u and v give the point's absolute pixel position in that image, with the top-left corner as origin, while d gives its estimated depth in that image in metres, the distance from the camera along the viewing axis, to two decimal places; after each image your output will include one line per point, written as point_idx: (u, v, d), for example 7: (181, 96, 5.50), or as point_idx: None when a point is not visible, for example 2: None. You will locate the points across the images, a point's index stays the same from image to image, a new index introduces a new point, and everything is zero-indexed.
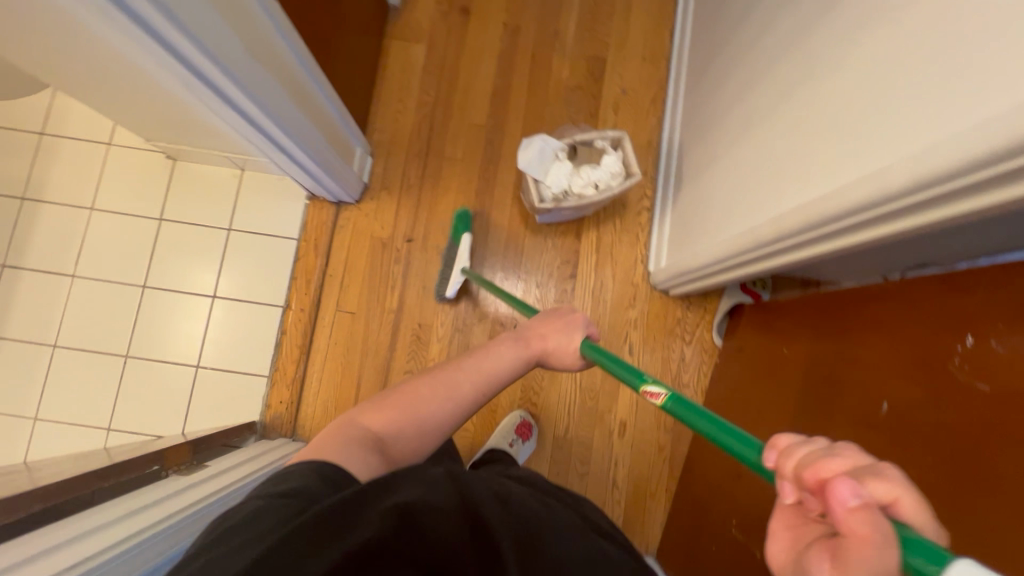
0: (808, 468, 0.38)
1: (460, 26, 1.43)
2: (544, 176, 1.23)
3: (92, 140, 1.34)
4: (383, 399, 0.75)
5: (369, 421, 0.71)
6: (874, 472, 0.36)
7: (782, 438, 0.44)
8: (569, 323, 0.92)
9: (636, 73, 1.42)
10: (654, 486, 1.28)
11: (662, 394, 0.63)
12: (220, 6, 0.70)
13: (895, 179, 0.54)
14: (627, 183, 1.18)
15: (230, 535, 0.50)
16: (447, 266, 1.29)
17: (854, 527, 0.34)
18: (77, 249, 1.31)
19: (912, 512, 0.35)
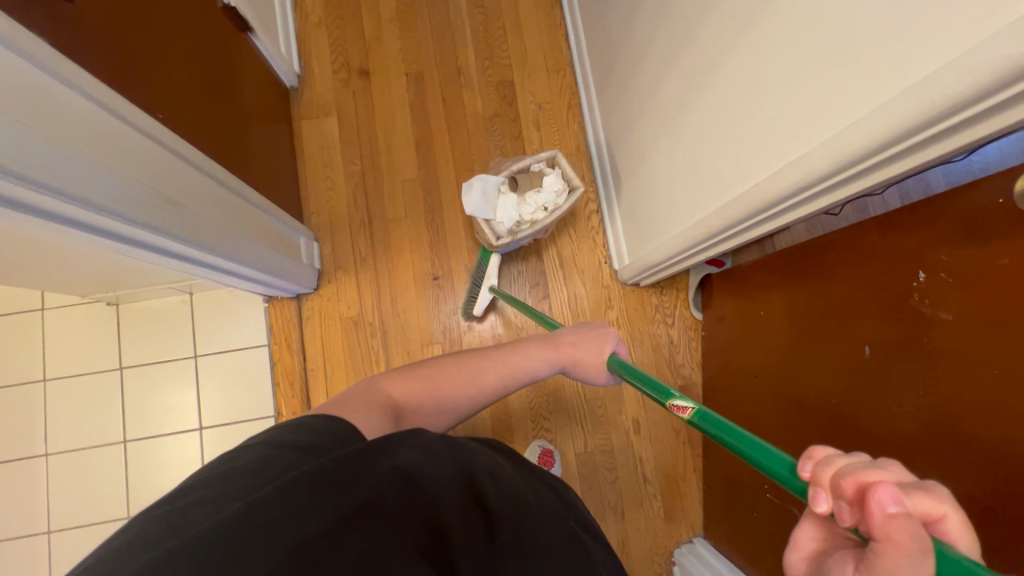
0: (850, 477, 0.38)
1: (363, 89, 1.43)
2: (495, 215, 1.25)
3: (23, 310, 1.27)
4: (412, 371, 0.81)
5: (393, 388, 0.77)
6: (921, 489, 0.37)
7: (818, 449, 0.43)
8: (601, 334, 0.94)
9: (545, 86, 1.45)
10: (683, 469, 1.32)
11: (688, 407, 0.63)
12: (139, 174, 0.67)
13: (819, 163, 0.58)
14: (573, 197, 1.21)
15: (237, 467, 0.49)
16: (475, 285, 1.31)
17: (892, 533, 0.34)
18: (42, 427, 1.24)
19: (958, 532, 0.37)
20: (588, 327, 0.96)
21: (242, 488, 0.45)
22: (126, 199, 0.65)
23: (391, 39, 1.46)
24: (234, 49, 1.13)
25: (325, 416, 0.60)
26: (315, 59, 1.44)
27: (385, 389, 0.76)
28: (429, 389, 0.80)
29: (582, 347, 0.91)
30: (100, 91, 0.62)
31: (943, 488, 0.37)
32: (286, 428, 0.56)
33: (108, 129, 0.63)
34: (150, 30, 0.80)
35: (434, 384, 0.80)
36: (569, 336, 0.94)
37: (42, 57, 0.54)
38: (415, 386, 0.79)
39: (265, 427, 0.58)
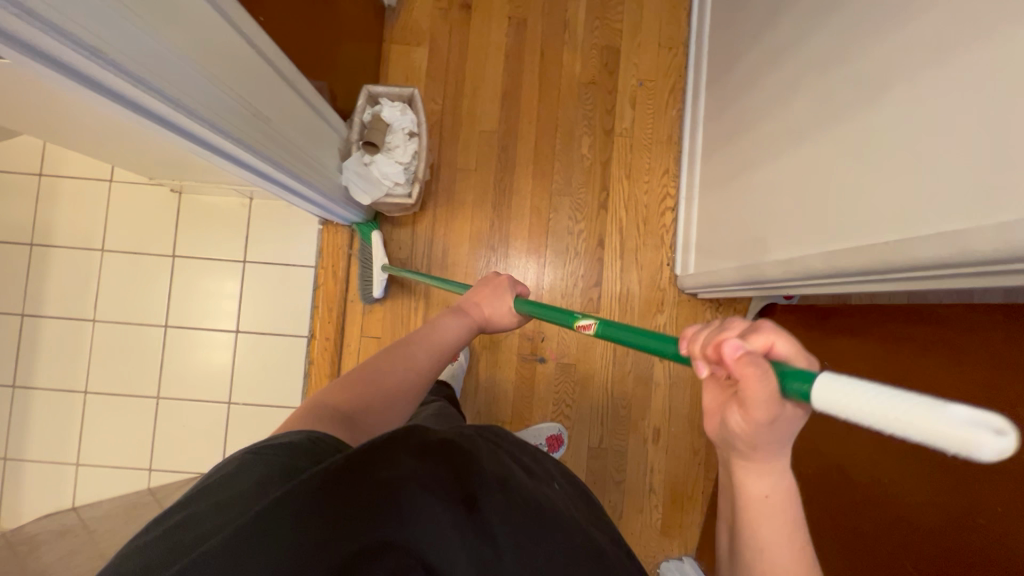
0: (709, 343, 0.45)
1: (461, 23, 1.34)
2: (381, 178, 1.09)
3: (93, 177, 1.28)
4: (346, 381, 0.68)
5: (335, 400, 0.64)
6: (752, 328, 0.45)
7: (690, 328, 0.49)
8: (498, 285, 0.87)
9: (652, 62, 1.34)
10: (691, 489, 1.30)
11: (591, 324, 0.66)
12: (213, 71, 0.63)
13: (973, 245, 0.49)
14: (420, 102, 1.08)
15: (213, 496, 0.45)
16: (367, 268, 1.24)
17: (742, 368, 0.41)
18: (93, 294, 1.28)
19: (792, 353, 0.43)
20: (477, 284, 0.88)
21: (220, 524, 0.42)
22: (192, 91, 0.61)
23: None
24: None
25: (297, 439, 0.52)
26: None
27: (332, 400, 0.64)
28: (384, 392, 0.69)
29: (481, 301, 0.86)
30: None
31: (769, 321, 0.45)
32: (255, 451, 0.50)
33: (203, 21, 0.58)
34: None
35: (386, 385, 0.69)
36: (469, 296, 0.87)
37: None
38: (362, 392, 0.67)
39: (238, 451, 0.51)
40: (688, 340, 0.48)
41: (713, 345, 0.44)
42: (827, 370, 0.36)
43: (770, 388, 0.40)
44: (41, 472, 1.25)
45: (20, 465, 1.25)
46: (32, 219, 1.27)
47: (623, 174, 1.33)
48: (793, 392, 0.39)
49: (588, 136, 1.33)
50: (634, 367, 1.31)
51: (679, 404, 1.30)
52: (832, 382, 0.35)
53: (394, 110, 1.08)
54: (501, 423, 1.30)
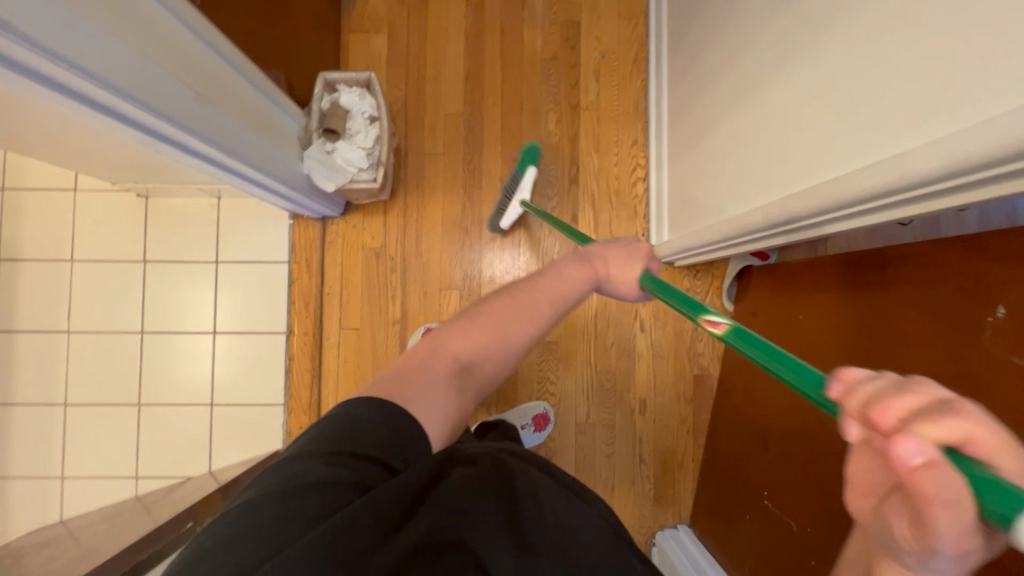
0: (878, 408, 0.33)
1: (419, 8, 1.33)
2: (345, 165, 1.07)
3: (57, 187, 1.26)
4: (470, 320, 0.61)
5: (455, 348, 0.57)
6: (949, 409, 0.31)
7: (848, 370, 0.38)
8: (633, 251, 0.78)
9: (613, 33, 1.33)
10: (681, 457, 1.30)
11: (722, 323, 0.57)
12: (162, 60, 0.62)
13: (915, 166, 0.49)
14: (378, 86, 1.07)
15: (285, 493, 0.41)
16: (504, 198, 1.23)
17: (921, 483, 0.30)
18: (66, 305, 1.27)
19: (998, 455, 0.30)
20: (613, 243, 0.80)
21: (295, 523, 0.40)
22: (133, 82, 0.58)
23: None
24: None
25: (386, 404, 0.47)
26: None
27: (453, 353, 0.56)
28: (500, 345, 0.60)
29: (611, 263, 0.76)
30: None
31: (975, 404, 0.31)
32: (334, 428, 0.46)
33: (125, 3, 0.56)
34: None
35: (503, 339, 0.60)
36: (600, 251, 0.78)
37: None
38: (477, 340, 0.59)
39: (316, 422, 0.48)
40: (845, 386, 0.37)
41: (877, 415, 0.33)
42: None
43: (960, 520, 0.29)
44: (26, 487, 1.23)
45: (4, 482, 1.23)
46: None
47: (592, 148, 1.32)
48: (1005, 523, 0.28)
49: (554, 112, 1.32)
50: (617, 340, 1.30)
51: (663, 374, 1.30)
52: None
53: (352, 96, 1.08)
54: (487, 405, 1.30)
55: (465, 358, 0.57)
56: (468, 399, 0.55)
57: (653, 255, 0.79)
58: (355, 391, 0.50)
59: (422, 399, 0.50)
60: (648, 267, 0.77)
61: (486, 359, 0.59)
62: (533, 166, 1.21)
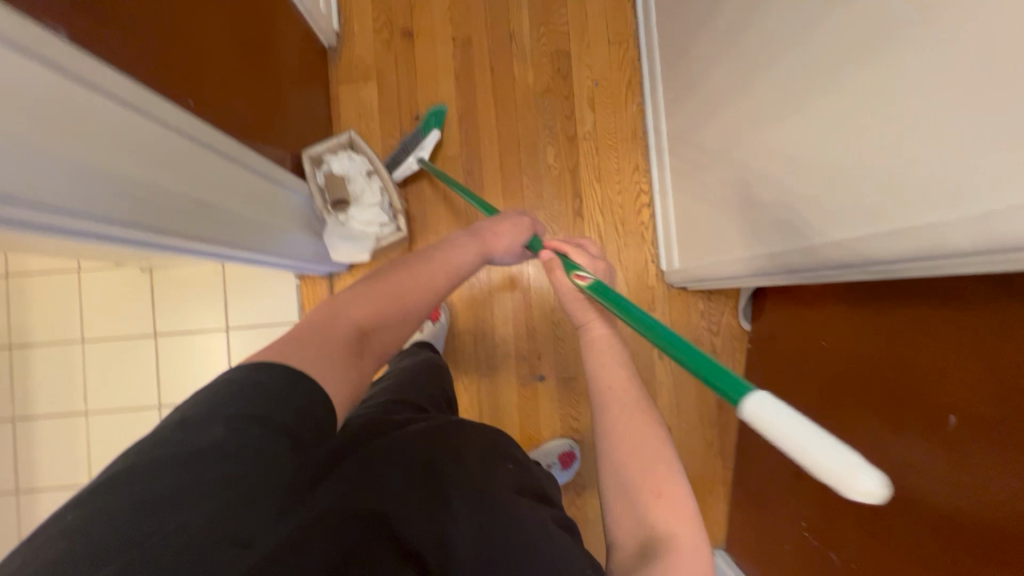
0: None
1: (406, 52, 1.31)
2: (366, 229, 1.07)
3: (61, 269, 1.26)
4: (365, 287, 0.62)
5: (354, 314, 0.59)
6: None
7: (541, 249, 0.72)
8: (517, 223, 0.88)
9: (604, 60, 1.31)
10: (711, 481, 1.29)
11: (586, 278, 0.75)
12: (148, 171, 0.59)
13: (956, 238, 0.47)
14: (363, 141, 1.04)
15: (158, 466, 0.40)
16: (403, 150, 1.23)
17: None
18: (81, 386, 1.26)
19: None
20: (511, 219, 0.87)
21: (167, 494, 0.39)
22: (129, 210, 0.57)
23: None
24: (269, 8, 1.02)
25: (280, 368, 0.48)
26: (355, 15, 1.31)
27: (352, 318, 0.58)
28: (401, 310, 0.63)
29: (500, 231, 0.85)
30: (123, 75, 0.57)
31: None
32: (218, 402, 0.45)
33: (134, 122, 0.57)
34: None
35: (404, 304, 0.63)
36: (488, 226, 0.84)
37: (12, 28, 0.43)
38: (377, 304, 0.61)
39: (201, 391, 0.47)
40: None
41: None
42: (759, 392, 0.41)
43: None
44: None
45: None
46: (7, 322, 1.26)
47: (594, 178, 1.31)
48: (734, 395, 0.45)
49: (552, 146, 1.31)
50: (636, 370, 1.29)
51: (686, 400, 1.29)
52: (762, 410, 0.40)
53: (343, 160, 1.06)
54: None
55: (365, 326, 0.59)
56: (370, 364, 0.58)
57: (532, 226, 0.91)
58: (256, 356, 0.51)
59: (317, 363, 0.51)
60: (531, 235, 0.89)
61: (384, 324, 0.61)
62: (436, 127, 1.23)
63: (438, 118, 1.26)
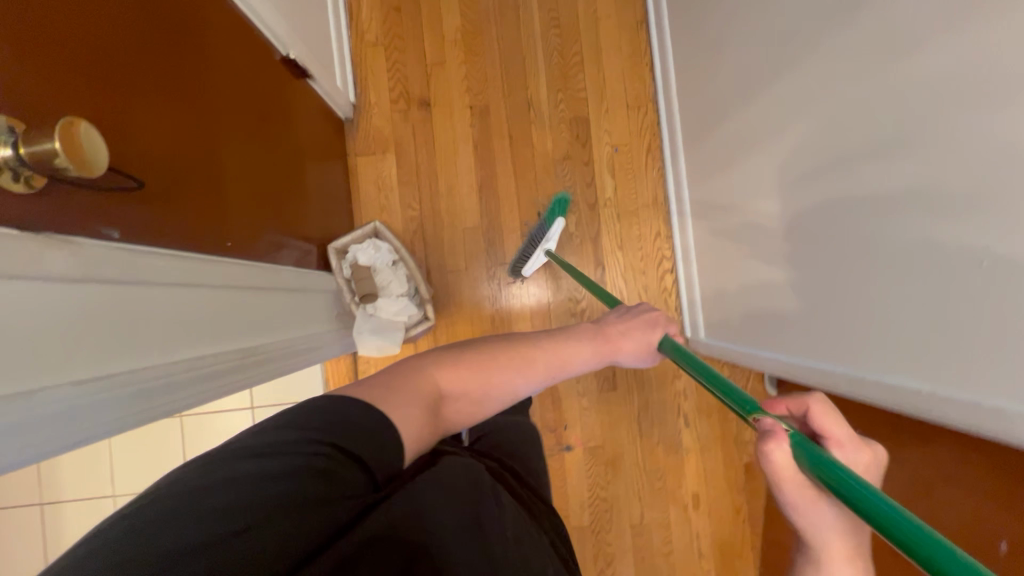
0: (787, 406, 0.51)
1: (424, 122, 1.30)
2: (395, 318, 1.08)
3: None
4: (462, 356, 0.62)
5: (443, 375, 0.58)
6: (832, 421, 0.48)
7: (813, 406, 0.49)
8: (648, 319, 0.79)
9: (624, 125, 1.31)
10: (740, 547, 1.29)
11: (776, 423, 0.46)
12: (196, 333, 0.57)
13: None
14: (387, 228, 1.05)
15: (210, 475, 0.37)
16: (530, 245, 1.21)
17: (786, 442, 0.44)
18: (106, 470, 1.25)
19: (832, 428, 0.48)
20: (633, 317, 0.79)
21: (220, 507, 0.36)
22: (196, 402, 0.55)
23: (455, 63, 1.30)
24: (293, 101, 1.01)
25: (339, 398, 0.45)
26: (372, 85, 1.30)
27: (431, 375, 0.57)
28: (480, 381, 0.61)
29: (628, 334, 0.77)
30: (168, 252, 0.55)
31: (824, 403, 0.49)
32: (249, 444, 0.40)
33: (185, 309, 0.56)
34: (209, 125, 0.70)
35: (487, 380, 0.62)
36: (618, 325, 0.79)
37: (75, 270, 0.42)
38: (465, 377, 0.60)
39: (265, 419, 0.43)
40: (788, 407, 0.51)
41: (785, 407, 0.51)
42: None
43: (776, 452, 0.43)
44: None
45: None
46: None
47: (616, 246, 1.30)
48: None
49: (573, 213, 1.30)
50: (662, 437, 1.29)
51: (714, 466, 1.29)
52: None
53: (368, 251, 1.06)
54: None
55: (444, 381, 0.57)
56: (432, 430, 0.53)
57: (667, 323, 0.80)
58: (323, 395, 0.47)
59: (401, 404, 0.49)
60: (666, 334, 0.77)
61: (463, 395, 0.59)
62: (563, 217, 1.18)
63: (561, 205, 1.20)
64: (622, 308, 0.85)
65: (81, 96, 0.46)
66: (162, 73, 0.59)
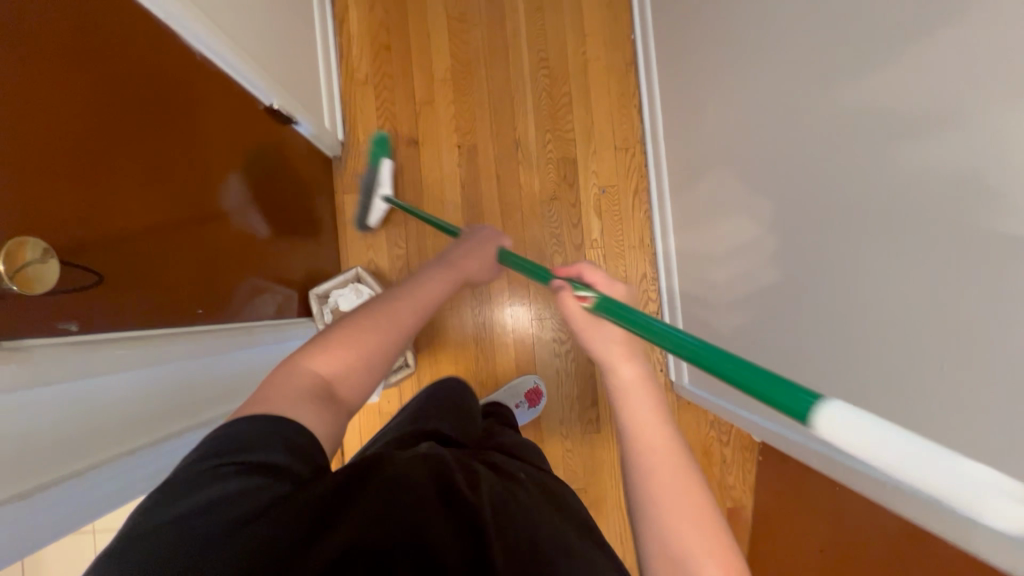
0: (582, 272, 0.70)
1: (411, 161, 1.30)
2: None
3: None
4: (328, 338, 0.60)
5: (316, 363, 0.57)
6: (594, 270, 0.69)
7: (590, 271, 0.69)
8: (479, 236, 0.90)
9: (611, 166, 1.31)
10: None
11: (589, 297, 0.64)
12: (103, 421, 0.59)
13: None
14: (365, 274, 1.07)
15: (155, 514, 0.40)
16: (367, 194, 1.19)
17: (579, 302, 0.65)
18: None
19: (595, 275, 0.68)
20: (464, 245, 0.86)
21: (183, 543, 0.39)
22: (120, 494, 0.60)
23: (443, 103, 1.31)
24: (280, 148, 1.02)
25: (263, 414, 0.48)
26: (360, 124, 1.31)
27: (309, 367, 0.56)
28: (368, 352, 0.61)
29: (469, 256, 0.85)
30: (129, 330, 0.59)
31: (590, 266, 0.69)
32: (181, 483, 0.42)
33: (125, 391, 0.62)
34: (194, 193, 0.73)
35: (371, 349, 0.61)
36: (458, 252, 0.85)
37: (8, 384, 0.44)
38: (343, 354, 0.59)
39: (191, 452, 0.45)
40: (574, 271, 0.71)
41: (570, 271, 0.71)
42: (837, 401, 0.37)
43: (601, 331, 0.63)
44: None
45: None
46: None
47: None
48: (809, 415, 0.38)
49: (559, 254, 1.30)
50: None
51: None
52: (836, 415, 0.35)
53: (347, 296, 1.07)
54: None
55: (324, 368, 0.57)
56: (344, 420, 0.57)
57: (496, 237, 0.92)
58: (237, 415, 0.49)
59: (291, 408, 0.50)
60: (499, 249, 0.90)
61: (350, 373, 0.59)
62: (388, 158, 1.19)
63: (383, 144, 1.19)
64: (467, 233, 0.94)
65: (50, 193, 0.50)
66: (145, 154, 0.64)
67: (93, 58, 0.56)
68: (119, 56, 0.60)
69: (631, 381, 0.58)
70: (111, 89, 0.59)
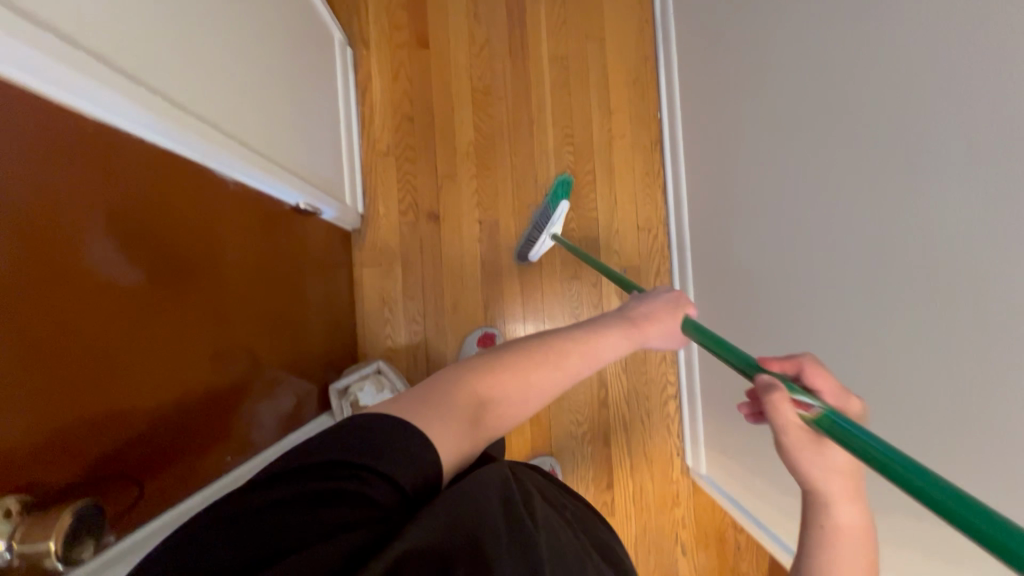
0: (811, 374, 0.56)
1: (431, 235, 1.28)
2: None
3: None
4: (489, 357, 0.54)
5: (475, 380, 0.50)
6: (817, 373, 0.56)
7: (818, 377, 0.56)
8: (670, 299, 0.71)
9: (633, 246, 1.29)
10: None
11: (814, 407, 0.48)
12: None
13: None
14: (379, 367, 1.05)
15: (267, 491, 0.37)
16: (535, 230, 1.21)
17: (785, 413, 0.49)
18: None
19: (824, 386, 0.56)
20: (658, 300, 0.71)
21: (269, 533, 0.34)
22: None
23: (465, 176, 1.29)
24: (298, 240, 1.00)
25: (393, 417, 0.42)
26: (380, 196, 1.29)
27: (472, 388, 0.49)
28: (521, 383, 0.52)
29: (648, 307, 0.70)
30: (155, 518, 0.59)
31: (819, 375, 0.56)
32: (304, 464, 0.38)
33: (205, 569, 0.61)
34: (224, 327, 0.72)
35: (525, 383, 0.52)
36: (639, 308, 0.70)
37: None
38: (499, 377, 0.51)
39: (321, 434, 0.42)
40: (803, 371, 0.57)
41: (807, 370, 0.57)
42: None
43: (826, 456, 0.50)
44: None
45: None
46: None
47: (620, 368, 1.28)
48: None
49: None
50: (659, 566, 1.27)
51: None
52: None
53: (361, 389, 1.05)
54: None
55: (485, 391, 0.50)
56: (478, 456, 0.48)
57: (684, 300, 0.72)
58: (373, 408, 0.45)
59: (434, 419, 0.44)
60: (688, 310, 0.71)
61: (506, 398, 0.51)
62: (565, 200, 1.17)
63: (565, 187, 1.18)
64: (648, 291, 0.76)
65: (90, 413, 0.49)
66: (181, 315, 0.62)
67: (127, 245, 0.54)
68: (149, 229, 0.58)
69: (852, 534, 0.50)
70: (144, 267, 0.57)
